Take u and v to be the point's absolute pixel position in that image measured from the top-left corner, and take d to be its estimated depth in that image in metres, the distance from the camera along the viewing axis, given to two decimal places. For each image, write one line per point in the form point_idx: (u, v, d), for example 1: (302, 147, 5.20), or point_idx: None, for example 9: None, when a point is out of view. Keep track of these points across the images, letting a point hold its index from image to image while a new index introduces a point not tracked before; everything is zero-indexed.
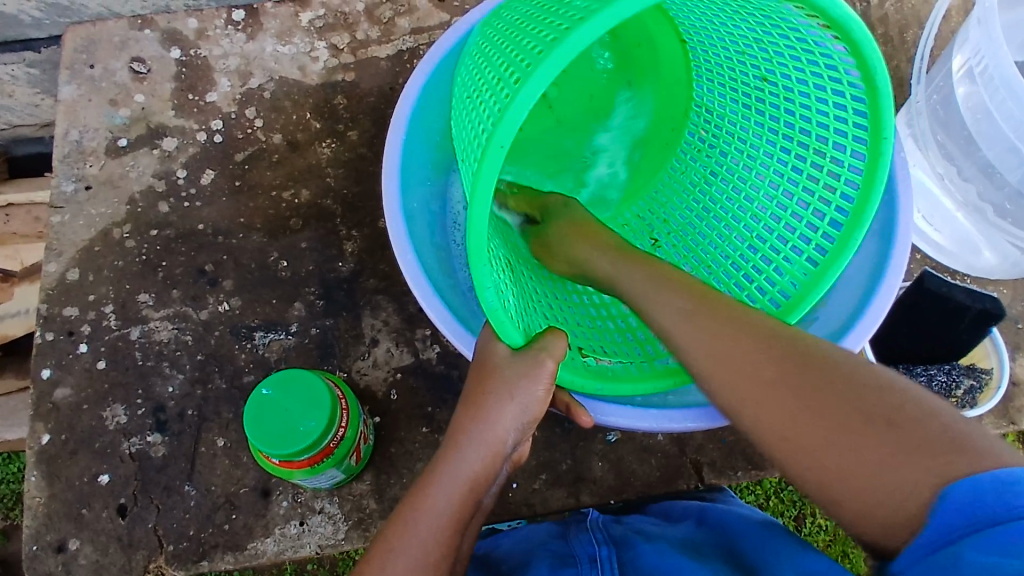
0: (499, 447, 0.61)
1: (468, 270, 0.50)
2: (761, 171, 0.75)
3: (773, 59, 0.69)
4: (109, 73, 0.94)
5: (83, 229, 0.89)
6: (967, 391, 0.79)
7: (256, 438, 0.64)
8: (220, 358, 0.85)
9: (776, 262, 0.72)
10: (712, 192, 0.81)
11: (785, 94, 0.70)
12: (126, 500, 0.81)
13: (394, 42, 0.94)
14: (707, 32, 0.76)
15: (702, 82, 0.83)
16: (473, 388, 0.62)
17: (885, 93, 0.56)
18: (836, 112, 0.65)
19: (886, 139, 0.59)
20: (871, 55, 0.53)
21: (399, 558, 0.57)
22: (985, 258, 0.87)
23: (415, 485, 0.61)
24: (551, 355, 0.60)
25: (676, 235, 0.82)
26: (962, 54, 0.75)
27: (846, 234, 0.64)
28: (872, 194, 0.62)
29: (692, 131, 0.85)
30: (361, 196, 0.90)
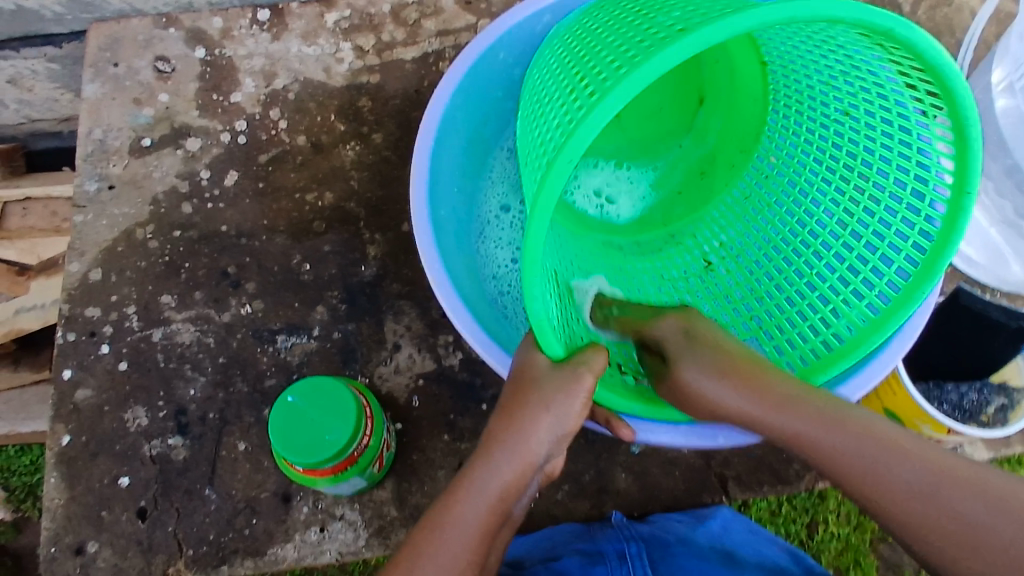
0: (529, 457, 0.60)
1: (521, 281, 0.52)
2: (819, 196, 0.74)
3: (858, 91, 0.67)
4: (133, 72, 0.94)
5: (106, 229, 0.89)
6: (998, 410, 0.78)
7: (282, 447, 0.64)
8: (242, 361, 0.84)
9: (837, 302, 0.69)
10: (776, 220, 0.78)
11: (864, 128, 0.68)
12: (146, 503, 0.81)
13: (420, 44, 0.93)
14: (790, 56, 0.75)
15: (778, 110, 0.82)
16: (509, 396, 0.61)
17: (970, 128, 0.54)
18: (916, 153, 0.63)
19: (968, 191, 0.56)
20: (960, 97, 0.52)
21: (423, 564, 0.56)
22: (1015, 272, 0.83)
23: (444, 493, 0.60)
24: (591, 370, 0.59)
25: (732, 260, 0.80)
26: (1002, 68, 0.78)
27: (917, 278, 0.61)
28: (946, 248, 0.59)
29: (763, 155, 0.83)
30: (385, 200, 0.89)
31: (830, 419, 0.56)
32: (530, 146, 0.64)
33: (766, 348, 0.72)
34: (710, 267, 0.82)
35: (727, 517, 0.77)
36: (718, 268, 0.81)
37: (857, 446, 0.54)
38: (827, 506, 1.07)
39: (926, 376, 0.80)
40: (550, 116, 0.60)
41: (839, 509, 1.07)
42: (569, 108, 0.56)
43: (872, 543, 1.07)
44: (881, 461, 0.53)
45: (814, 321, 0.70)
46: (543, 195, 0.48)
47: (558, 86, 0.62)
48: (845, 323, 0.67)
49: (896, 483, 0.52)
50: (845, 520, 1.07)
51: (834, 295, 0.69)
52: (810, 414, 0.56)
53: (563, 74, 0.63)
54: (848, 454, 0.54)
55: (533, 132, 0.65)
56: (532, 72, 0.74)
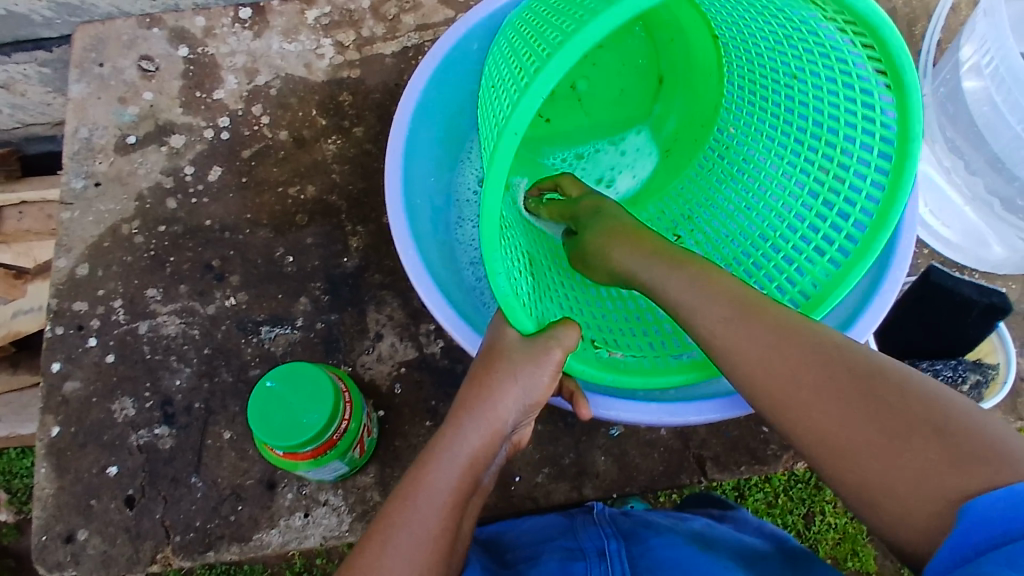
0: (498, 425, 0.61)
1: (481, 256, 0.52)
2: (778, 164, 0.75)
3: (804, 57, 0.68)
4: (118, 71, 0.95)
5: (92, 225, 0.90)
6: (973, 386, 0.78)
7: (261, 430, 0.65)
8: (227, 352, 0.85)
9: (799, 262, 0.70)
10: (738, 190, 0.80)
11: (813, 92, 0.69)
12: (134, 491, 0.82)
13: (399, 39, 0.95)
14: (740, 29, 0.76)
15: (733, 80, 0.84)
16: (480, 367, 0.62)
17: (907, 76, 0.54)
18: (864, 108, 0.63)
19: (913, 137, 0.58)
20: (894, 50, 0.53)
21: (398, 534, 0.56)
22: (995, 253, 0.87)
23: (415, 463, 0.60)
24: (561, 345, 0.60)
25: (699, 233, 0.81)
26: (971, 47, 0.75)
27: (872, 230, 0.62)
28: (897, 192, 0.60)
29: (723, 128, 0.85)
30: (366, 192, 0.91)
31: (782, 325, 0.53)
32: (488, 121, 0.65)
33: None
34: (680, 241, 0.82)
35: (704, 523, 0.77)
36: (686, 241, 0.82)
37: (801, 353, 0.51)
38: (824, 498, 1.09)
39: (902, 354, 0.80)
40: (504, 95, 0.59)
41: (836, 500, 1.09)
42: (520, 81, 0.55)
43: (869, 534, 1.09)
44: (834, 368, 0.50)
45: (779, 284, 0.70)
46: (494, 168, 0.48)
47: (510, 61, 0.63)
48: (808, 279, 0.68)
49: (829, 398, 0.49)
50: (841, 510, 1.08)
51: (797, 255, 0.70)
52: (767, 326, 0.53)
53: (517, 47, 0.64)
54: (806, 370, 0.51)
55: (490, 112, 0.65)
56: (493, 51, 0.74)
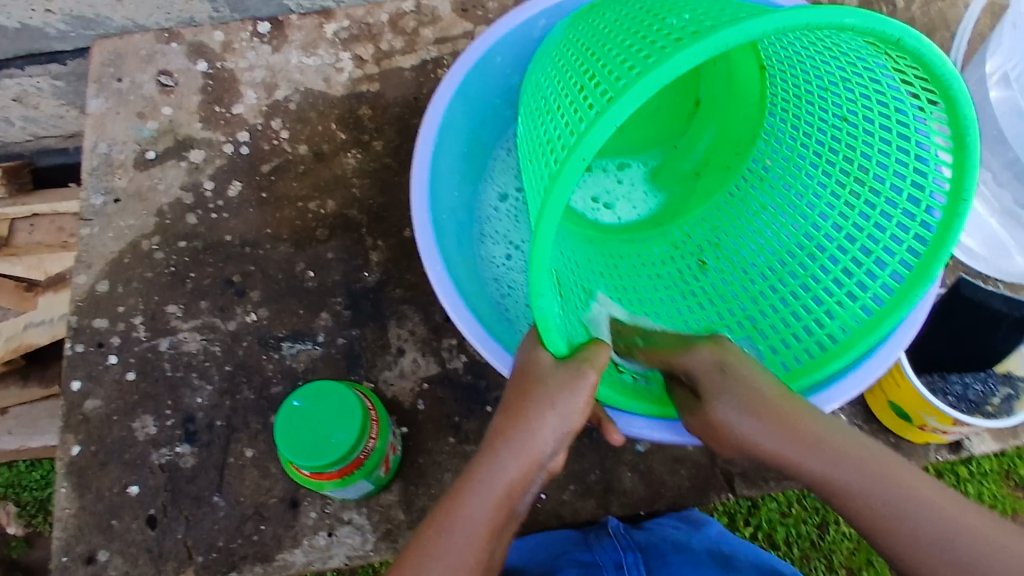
0: (534, 455, 0.60)
1: (529, 278, 0.52)
2: (815, 200, 0.74)
3: (856, 98, 0.67)
4: (137, 86, 0.95)
5: (112, 241, 0.90)
6: (1003, 400, 0.78)
7: (289, 452, 0.64)
8: (248, 368, 0.85)
9: (829, 304, 0.70)
10: (769, 223, 0.79)
11: (861, 133, 0.69)
12: (156, 511, 0.82)
13: (419, 52, 0.95)
14: (789, 59, 0.75)
15: (774, 112, 0.82)
16: (514, 395, 0.61)
17: (970, 141, 0.54)
18: (899, 141, 0.64)
19: (964, 199, 0.57)
20: (962, 108, 0.52)
21: (435, 563, 0.57)
22: (1017, 263, 0.84)
23: (450, 491, 0.61)
24: (595, 366, 0.58)
25: (726, 260, 0.81)
26: (995, 60, 0.78)
27: (909, 283, 0.62)
28: (939, 251, 0.60)
29: (757, 158, 0.84)
30: (387, 206, 0.90)
31: (875, 477, 0.55)
32: (536, 145, 0.64)
33: (761, 347, 0.73)
34: (703, 266, 0.82)
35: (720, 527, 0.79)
36: (710, 267, 0.82)
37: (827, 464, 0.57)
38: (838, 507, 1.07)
39: (930, 368, 0.80)
40: (557, 116, 0.60)
41: None
42: (579, 108, 0.55)
43: None
44: (938, 522, 0.53)
45: (807, 323, 0.71)
46: (556, 192, 0.48)
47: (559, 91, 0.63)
48: (838, 323, 0.68)
49: (908, 543, 0.53)
50: None
51: (828, 297, 0.70)
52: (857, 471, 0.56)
53: (567, 75, 0.63)
54: (852, 490, 0.56)
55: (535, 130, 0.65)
56: (533, 75, 0.75)
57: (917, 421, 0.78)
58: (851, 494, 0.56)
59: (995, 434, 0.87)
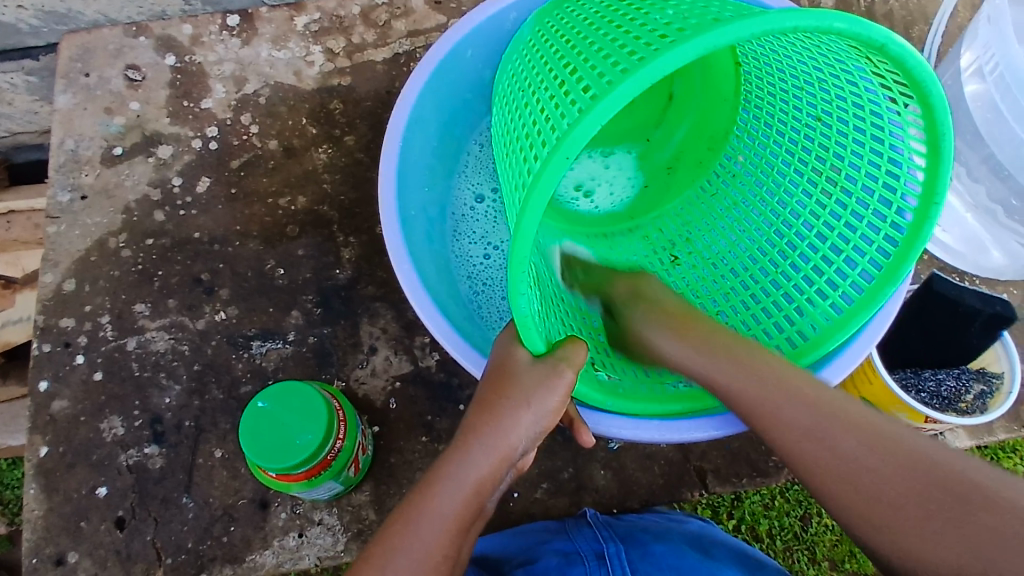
0: (507, 451, 0.59)
1: (508, 275, 0.50)
2: (789, 198, 0.74)
3: (833, 97, 0.66)
4: (104, 81, 0.93)
5: (79, 239, 0.89)
6: (976, 396, 0.78)
7: (252, 453, 0.64)
8: (218, 368, 0.84)
9: (800, 302, 0.69)
10: (742, 220, 0.78)
11: (835, 132, 0.68)
12: (124, 512, 0.81)
13: (391, 45, 0.93)
14: (765, 56, 0.73)
15: (749, 109, 0.81)
16: (490, 390, 0.60)
17: (945, 145, 0.53)
18: (873, 143, 0.63)
19: (936, 201, 0.57)
20: (941, 116, 0.51)
21: (398, 559, 0.56)
22: (993, 258, 0.86)
23: (419, 485, 0.59)
24: (571, 365, 0.58)
25: (698, 256, 0.80)
26: (972, 52, 0.76)
27: (879, 282, 0.62)
28: (909, 253, 0.60)
29: (731, 154, 0.83)
30: (359, 202, 0.89)
31: (851, 426, 0.54)
32: (512, 139, 0.63)
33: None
34: (676, 261, 0.82)
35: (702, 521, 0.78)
36: (682, 262, 0.81)
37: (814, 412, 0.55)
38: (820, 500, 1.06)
39: (903, 365, 0.80)
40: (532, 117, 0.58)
41: None
42: (553, 111, 0.54)
43: None
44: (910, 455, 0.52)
45: (778, 320, 0.70)
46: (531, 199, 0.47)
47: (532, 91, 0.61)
48: (807, 321, 0.67)
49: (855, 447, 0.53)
50: None
51: (799, 295, 0.70)
52: (832, 420, 0.55)
53: (539, 75, 0.61)
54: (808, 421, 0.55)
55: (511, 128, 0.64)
56: (506, 72, 0.73)
57: None
58: (807, 454, 0.54)
59: (971, 430, 0.87)
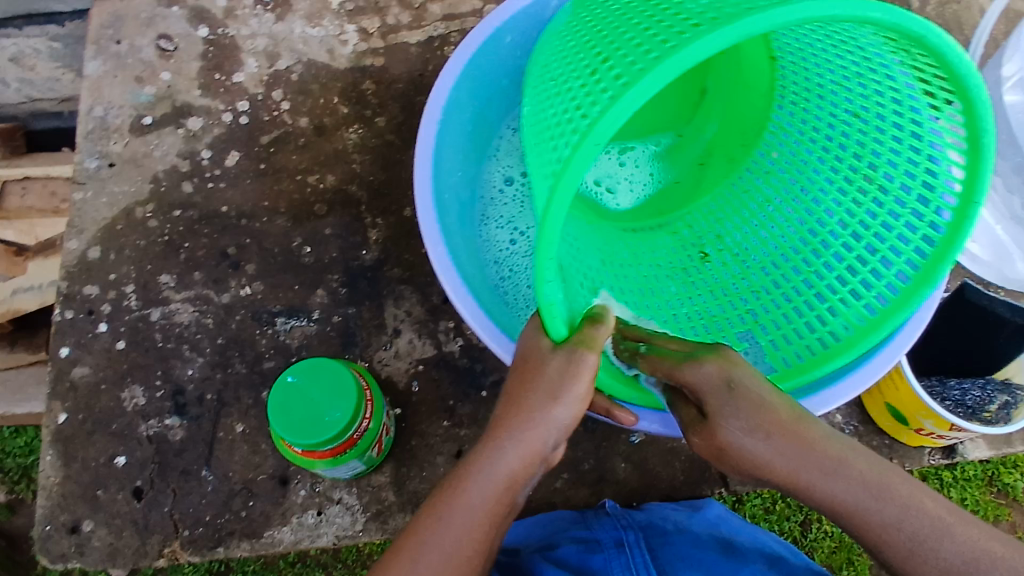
0: (537, 446, 0.57)
1: (535, 259, 0.50)
2: (823, 196, 0.73)
3: (871, 92, 0.66)
4: (135, 49, 0.93)
5: (106, 207, 0.88)
6: (1001, 406, 0.75)
7: (282, 428, 0.63)
8: (241, 342, 0.83)
9: (833, 300, 0.68)
10: (774, 217, 0.78)
11: (873, 128, 0.68)
12: (143, 483, 0.80)
13: (425, 28, 0.93)
14: (804, 50, 0.73)
15: (784, 105, 0.81)
16: (516, 382, 0.59)
17: (986, 146, 0.53)
18: (913, 141, 0.63)
19: (975, 202, 0.55)
20: (982, 112, 0.51)
21: (432, 548, 0.56)
22: (1021, 270, 0.84)
23: (449, 477, 0.59)
24: (593, 347, 0.56)
25: (728, 253, 0.80)
26: (1012, 64, 0.77)
27: (915, 282, 0.61)
28: (948, 254, 0.58)
29: (764, 151, 0.83)
30: (388, 183, 0.89)
31: (885, 496, 0.48)
32: (542, 125, 0.63)
33: (763, 343, 0.72)
34: (705, 258, 0.80)
35: (721, 509, 0.78)
36: (713, 259, 0.80)
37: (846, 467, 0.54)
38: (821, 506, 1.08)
39: (929, 372, 0.80)
40: (569, 96, 0.57)
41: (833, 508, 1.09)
42: (594, 89, 0.53)
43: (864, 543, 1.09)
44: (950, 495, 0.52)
45: (809, 318, 0.69)
46: (570, 172, 0.46)
47: (570, 69, 0.61)
48: (841, 320, 0.66)
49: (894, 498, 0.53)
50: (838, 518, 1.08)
51: (831, 294, 0.69)
52: (865, 487, 0.48)
53: (579, 55, 0.61)
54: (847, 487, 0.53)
55: (547, 111, 0.62)
56: (539, 52, 0.72)
57: (914, 424, 0.78)
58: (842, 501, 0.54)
59: (990, 440, 0.87)
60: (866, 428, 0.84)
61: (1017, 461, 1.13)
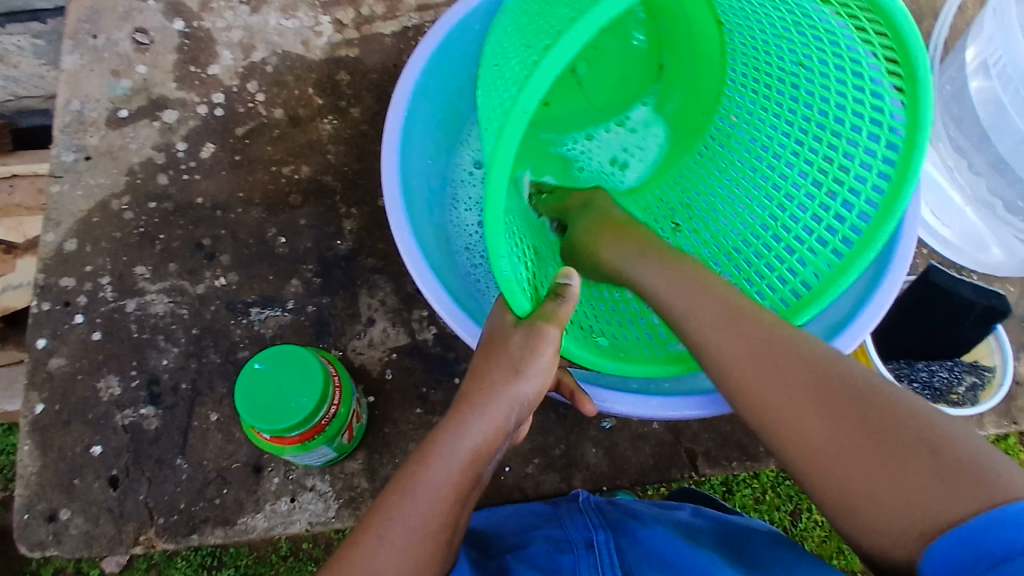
0: (501, 421, 0.58)
1: (485, 241, 0.50)
2: (781, 153, 0.75)
3: (810, 38, 0.67)
4: (112, 43, 0.93)
5: (82, 200, 0.89)
6: (968, 388, 0.79)
7: (247, 413, 0.64)
8: (216, 332, 0.84)
9: (801, 251, 0.69)
10: (739, 177, 0.79)
11: (820, 77, 0.69)
12: (118, 472, 0.81)
13: (400, 19, 0.93)
14: (744, 16, 0.74)
15: (736, 68, 0.81)
16: (482, 360, 0.60)
17: (922, 73, 0.54)
18: (856, 84, 0.64)
19: (921, 129, 0.56)
20: (910, 37, 0.52)
21: (394, 528, 0.56)
22: (993, 255, 0.86)
23: (413, 458, 0.59)
24: (556, 321, 0.56)
25: (699, 221, 0.81)
26: (975, 47, 0.76)
27: (876, 219, 0.61)
28: (903, 185, 0.59)
29: (724, 116, 0.84)
30: (362, 173, 0.89)
31: (824, 398, 0.50)
32: (495, 106, 0.64)
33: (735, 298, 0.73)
34: (677, 228, 0.81)
35: (692, 511, 0.77)
36: (684, 229, 0.81)
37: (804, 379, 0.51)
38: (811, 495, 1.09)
39: (897, 355, 0.81)
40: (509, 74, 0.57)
41: None
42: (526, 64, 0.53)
43: None
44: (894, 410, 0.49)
45: (780, 273, 0.70)
46: (501, 148, 0.46)
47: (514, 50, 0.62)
48: (811, 269, 0.67)
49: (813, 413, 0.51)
50: None
51: (800, 245, 0.70)
52: (807, 386, 0.51)
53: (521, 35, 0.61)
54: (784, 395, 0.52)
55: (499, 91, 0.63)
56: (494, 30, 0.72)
57: None
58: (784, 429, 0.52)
59: (961, 424, 0.87)
60: None
61: (1008, 447, 1.11)
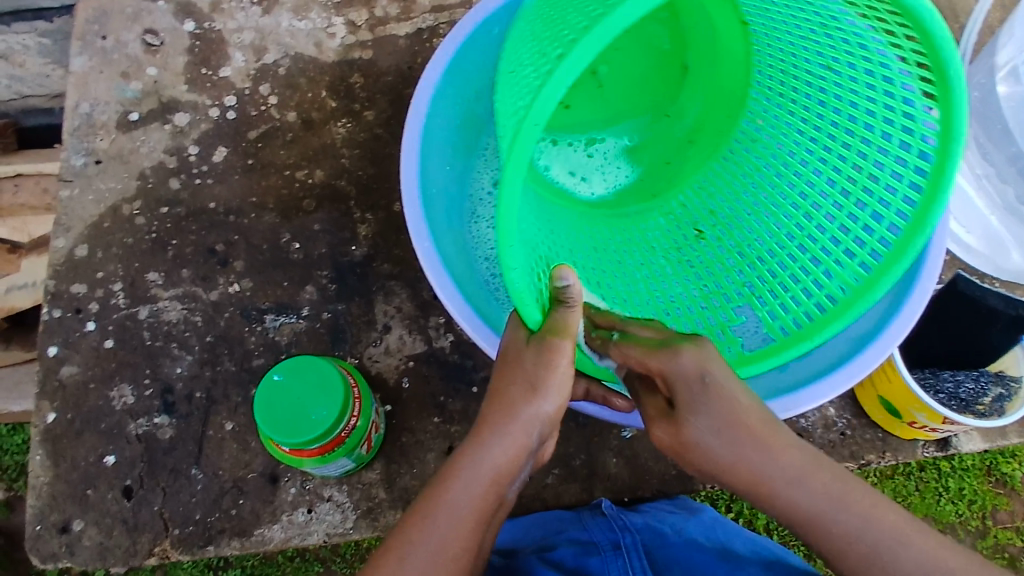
0: (522, 440, 0.57)
1: (496, 249, 0.49)
2: (807, 161, 0.73)
3: (839, 41, 0.65)
4: (121, 45, 0.91)
5: (93, 205, 0.87)
6: (994, 399, 0.77)
7: (267, 427, 0.63)
8: (230, 340, 0.83)
9: (828, 264, 0.67)
10: (765, 185, 0.77)
11: (847, 80, 0.67)
12: (132, 482, 0.80)
13: (414, 20, 0.91)
14: (774, 20, 0.72)
15: (763, 70, 0.79)
16: (497, 378, 0.58)
17: (953, 76, 0.52)
18: (886, 92, 0.62)
19: (956, 140, 0.54)
20: (941, 48, 0.50)
21: (418, 550, 0.55)
22: (1014, 260, 0.83)
23: (433, 479, 0.58)
24: (568, 333, 0.54)
25: (723, 227, 0.79)
26: (1006, 52, 0.76)
27: (907, 233, 0.59)
28: (936, 197, 0.57)
29: (749, 119, 0.81)
30: (377, 178, 0.88)
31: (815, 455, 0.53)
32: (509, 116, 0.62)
33: (760, 314, 0.72)
34: (700, 235, 0.80)
35: (717, 513, 0.77)
36: (707, 236, 0.80)
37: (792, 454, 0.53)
38: None
39: (921, 364, 0.80)
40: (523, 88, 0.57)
41: None
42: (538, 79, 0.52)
43: None
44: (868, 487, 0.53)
45: (804, 287, 0.69)
46: (512, 158, 0.46)
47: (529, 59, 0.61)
48: (836, 283, 0.65)
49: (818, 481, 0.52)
50: None
51: (827, 257, 0.68)
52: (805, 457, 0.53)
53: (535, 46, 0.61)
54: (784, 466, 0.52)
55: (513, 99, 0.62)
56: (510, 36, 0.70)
57: (906, 417, 0.77)
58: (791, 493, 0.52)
59: (984, 433, 0.86)
60: (859, 421, 0.83)
61: (1016, 450, 1.13)
